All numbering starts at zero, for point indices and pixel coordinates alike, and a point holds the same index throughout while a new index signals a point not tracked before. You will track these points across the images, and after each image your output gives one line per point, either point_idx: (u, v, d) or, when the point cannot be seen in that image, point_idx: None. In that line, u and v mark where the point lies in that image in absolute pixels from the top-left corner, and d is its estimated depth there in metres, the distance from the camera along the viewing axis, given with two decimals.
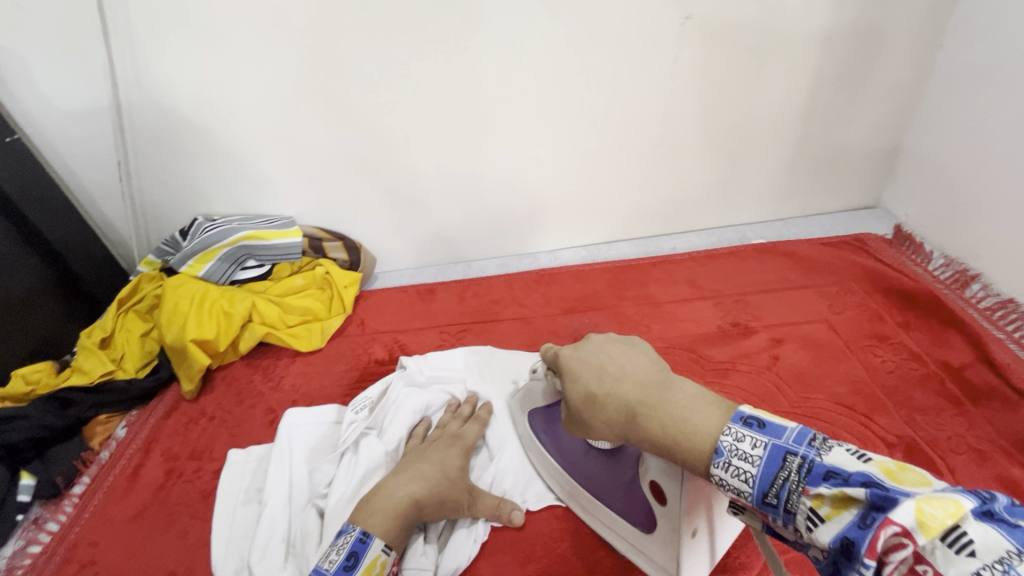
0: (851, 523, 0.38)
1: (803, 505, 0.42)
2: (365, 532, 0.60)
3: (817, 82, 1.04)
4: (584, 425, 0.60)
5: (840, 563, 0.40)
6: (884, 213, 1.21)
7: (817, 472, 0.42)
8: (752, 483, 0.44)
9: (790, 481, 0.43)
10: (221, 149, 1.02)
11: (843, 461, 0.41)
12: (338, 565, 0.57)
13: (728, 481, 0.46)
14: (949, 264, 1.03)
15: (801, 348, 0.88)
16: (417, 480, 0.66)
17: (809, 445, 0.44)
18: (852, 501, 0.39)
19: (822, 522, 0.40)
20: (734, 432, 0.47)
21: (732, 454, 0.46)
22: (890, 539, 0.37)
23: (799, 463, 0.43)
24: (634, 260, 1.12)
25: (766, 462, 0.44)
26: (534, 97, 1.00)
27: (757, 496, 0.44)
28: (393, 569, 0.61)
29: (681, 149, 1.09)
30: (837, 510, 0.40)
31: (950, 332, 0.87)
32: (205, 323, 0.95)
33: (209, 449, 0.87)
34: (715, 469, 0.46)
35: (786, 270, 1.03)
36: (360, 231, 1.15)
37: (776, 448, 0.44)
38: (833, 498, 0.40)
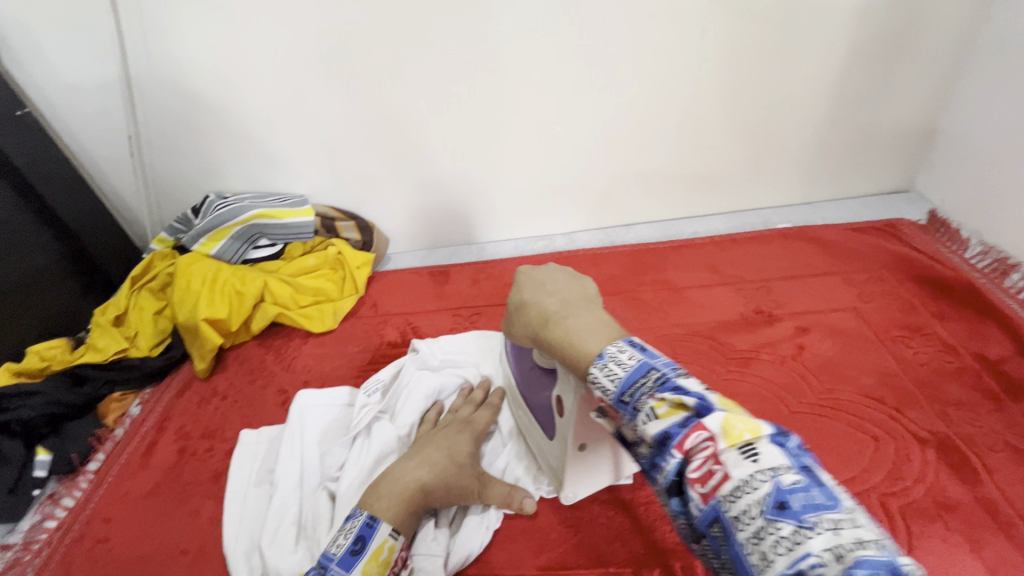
0: (677, 423, 0.37)
1: (646, 406, 0.39)
2: (371, 516, 0.59)
3: (853, 58, 0.98)
4: (514, 333, 0.61)
5: (651, 456, 0.39)
6: (918, 198, 1.15)
7: (668, 383, 0.39)
8: (617, 385, 0.41)
9: (644, 387, 0.40)
10: (233, 126, 1.00)
11: (692, 379, 0.39)
12: (345, 548, 0.55)
13: (598, 379, 0.43)
14: (988, 252, 0.98)
15: (828, 338, 0.84)
16: (425, 467, 0.65)
17: (673, 365, 0.40)
18: (682, 405, 0.37)
19: (654, 418, 0.38)
20: (620, 344, 0.44)
21: (610, 360, 0.43)
22: (701, 441, 0.35)
23: (658, 376, 0.40)
24: (653, 244, 1.09)
25: (632, 369, 0.41)
26: (552, 73, 0.96)
27: (617, 395, 0.41)
28: (402, 554, 0.59)
29: (705, 129, 1.05)
30: (671, 409, 0.37)
31: (988, 324, 0.83)
32: (218, 302, 0.94)
33: (221, 429, 0.87)
34: (592, 369, 0.44)
35: (813, 256, 0.99)
36: (373, 211, 1.13)
37: (645, 361, 0.41)
38: (670, 402, 0.38)
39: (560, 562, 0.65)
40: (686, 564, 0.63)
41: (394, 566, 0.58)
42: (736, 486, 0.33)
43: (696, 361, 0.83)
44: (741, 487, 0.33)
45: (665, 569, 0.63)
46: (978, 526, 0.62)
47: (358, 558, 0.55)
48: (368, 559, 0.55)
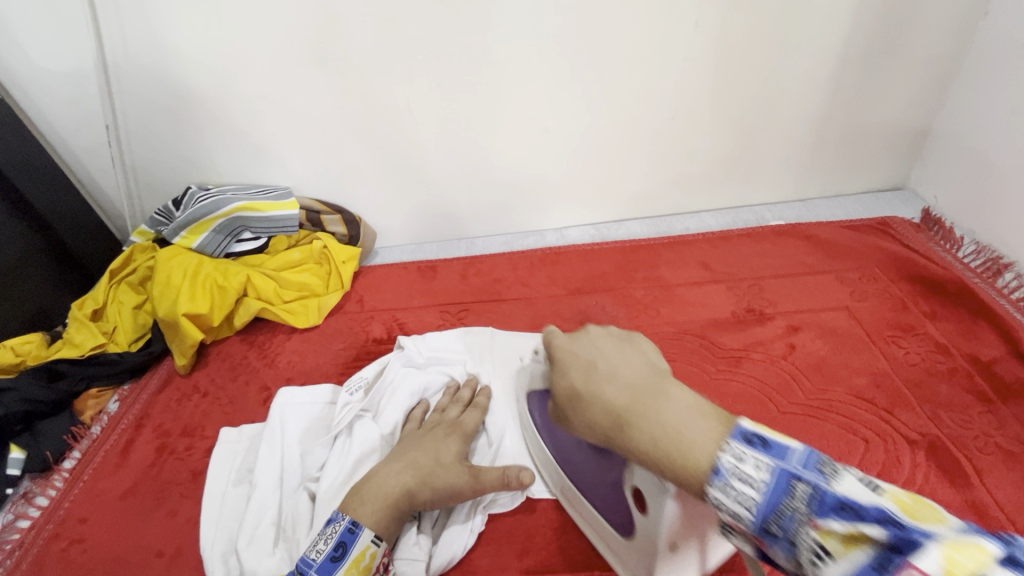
0: (864, 564, 0.30)
1: (808, 539, 0.32)
2: (353, 521, 0.58)
3: (848, 52, 0.96)
4: (574, 428, 0.55)
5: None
6: (912, 196, 1.14)
7: (828, 502, 0.33)
8: (753, 510, 0.36)
9: (797, 511, 0.34)
10: (216, 115, 0.97)
11: (857, 489, 0.32)
12: (325, 555, 0.55)
13: (722, 503, 0.37)
14: (981, 251, 0.97)
15: (820, 337, 0.83)
16: (409, 469, 0.63)
17: (818, 471, 0.35)
18: (858, 533, 0.31)
19: (829, 559, 0.31)
20: (735, 449, 0.38)
21: (733, 475, 0.37)
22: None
23: (806, 492, 0.34)
24: (645, 240, 1.07)
25: (768, 486, 0.35)
26: (544, 65, 0.94)
27: (757, 523, 0.36)
28: (384, 561, 0.58)
29: (699, 123, 1.03)
30: (847, 545, 0.31)
31: (980, 324, 0.82)
32: (199, 297, 0.92)
33: (201, 427, 0.85)
34: (712, 491, 0.37)
35: (806, 254, 0.98)
36: (360, 204, 1.10)
37: (779, 469, 0.35)
38: (841, 533, 0.31)
39: (544, 565, 0.64)
40: None
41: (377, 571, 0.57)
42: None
43: (686, 360, 0.82)
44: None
45: None
46: None
47: (339, 564, 0.55)
48: (349, 566, 0.55)
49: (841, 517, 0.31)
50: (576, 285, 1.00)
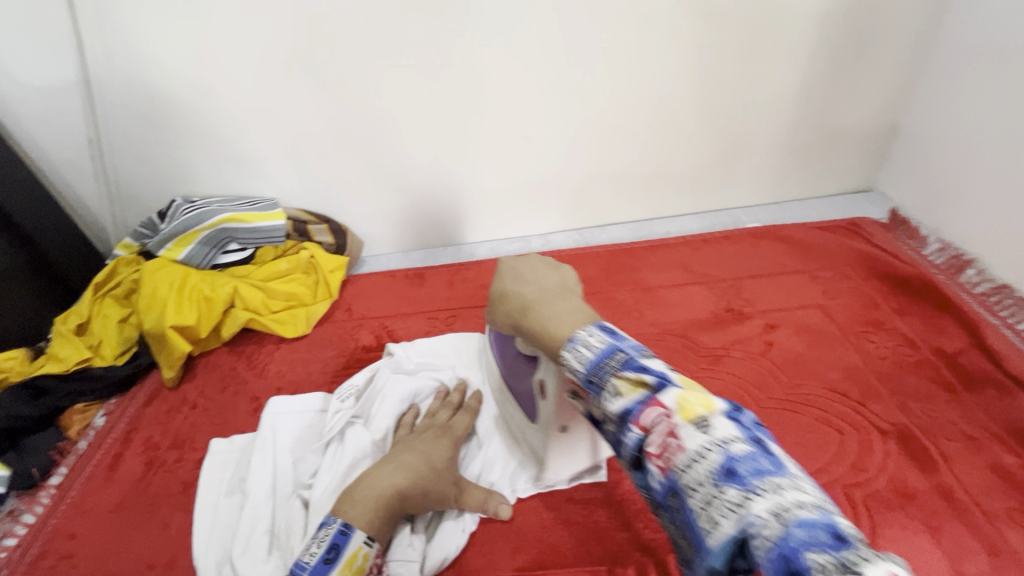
0: (638, 400, 0.41)
1: (612, 386, 0.43)
2: (346, 523, 0.59)
3: (814, 61, 1.01)
4: (496, 321, 0.65)
5: (617, 431, 0.43)
6: (880, 197, 1.19)
7: (633, 364, 0.43)
8: (585, 365, 0.46)
9: (610, 367, 0.44)
10: (200, 128, 0.98)
11: (655, 362, 0.43)
12: (319, 557, 0.56)
13: (569, 361, 0.47)
14: (945, 249, 1.01)
15: (796, 334, 0.86)
16: (402, 472, 0.64)
17: (638, 350, 0.45)
18: (643, 384, 0.42)
19: (619, 397, 0.42)
20: (591, 330, 0.48)
21: (581, 343, 0.47)
22: (657, 415, 0.40)
23: (623, 358, 0.44)
24: (627, 245, 1.10)
25: (601, 351, 0.45)
26: (524, 74, 0.97)
27: (586, 376, 0.45)
28: (377, 561, 0.59)
29: (676, 130, 1.07)
30: (633, 390, 0.42)
31: (945, 318, 0.86)
32: (185, 308, 0.92)
33: (191, 438, 0.85)
34: (565, 352, 0.48)
35: (781, 254, 1.02)
36: (347, 214, 1.12)
37: (613, 344, 0.46)
38: (632, 380, 0.42)
39: (537, 562, 0.65)
40: (661, 560, 0.64)
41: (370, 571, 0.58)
42: (687, 459, 0.37)
43: (670, 361, 0.85)
44: (693, 457, 0.37)
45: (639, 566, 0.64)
46: (937, 512, 0.65)
47: (331, 567, 0.55)
48: (342, 567, 0.56)
49: (761, 498, 0.34)
50: None
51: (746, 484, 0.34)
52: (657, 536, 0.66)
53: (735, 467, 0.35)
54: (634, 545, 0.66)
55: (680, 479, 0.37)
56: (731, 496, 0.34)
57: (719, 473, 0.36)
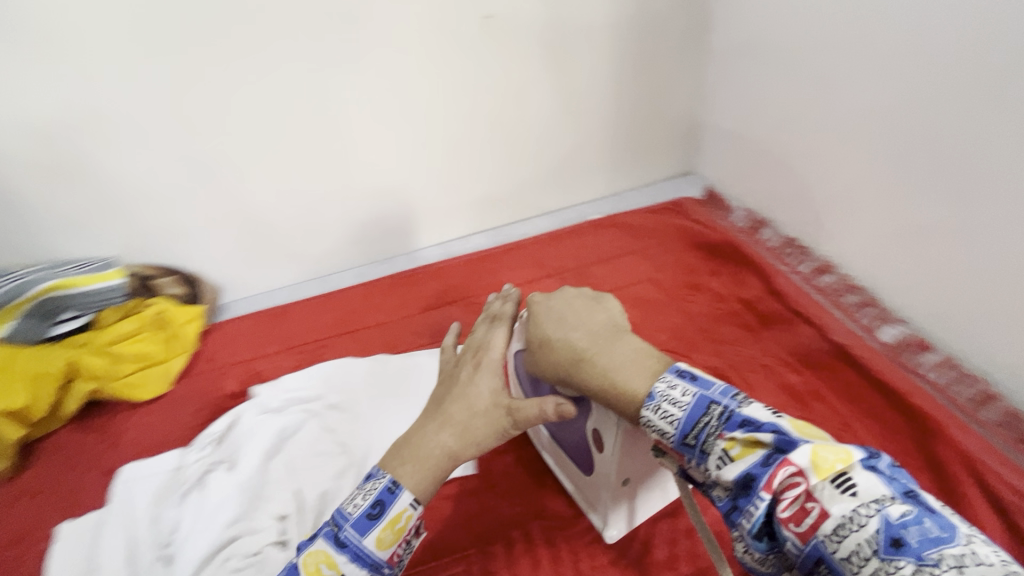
0: (756, 462, 0.44)
1: (718, 446, 0.47)
2: (393, 481, 0.55)
3: (615, 67, 1.15)
4: (535, 364, 0.65)
5: (732, 499, 0.46)
6: (699, 177, 1.36)
7: (734, 420, 0.47)
8: (676, 425, 0.50)
9: (710, 425, 0.48)
10: (5, 192, 0.91)
11: (757, 412, 0.47)
12: (363, 510, 0.53)
13: (652, 419, 0.52)
14: (747, 215, 1.18)
15: (632, 306, 0.98)
16: (454, 429, 0.58)
17: (732, 398, 0.49)
18: (758, 442, 0.45)
19: (731, 461, 0.46)
20: (669, 379, 0.53)
21: (663, 398, 0.52)
22: (788, 476, 0.43)
23: (721, 411, 0.48)
24: (486, 250, 1.17)
25: (692, 406, 0.50)
26: (353, 104, 1.01)
27: (679, 437, 0.50)
28: (417, 523, 0.55)
29: (510, 139, 1.16)
30: (746, 450, 0.45)
31: (747, 272, 1.01)
32: (12, 391, 0.84)
33: (33, 528, 0.78)
34: (646, 411, 0.52)
35: (617, 239, 1.14)
36: (197, 261, 1.08)
37: (702, 395, 0.50)
38: (743, 441, 0.46)
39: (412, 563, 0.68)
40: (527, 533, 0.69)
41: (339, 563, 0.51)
42: (837, 526, 0.40)
43: None
44: (844, 525, 0.39)
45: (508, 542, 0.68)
46: None
47: (375, 522, 0.52)
48: (383, 526, 0.52)
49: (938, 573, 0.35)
50: (427, 303, 1.06)
51: (919, 555, 0.37)
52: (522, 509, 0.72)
53: (903, 536, 0.37)
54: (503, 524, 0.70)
55: (832, 550, 0.40)
56: (909, 570, 0.36)
57: (886, 546, 0.37)
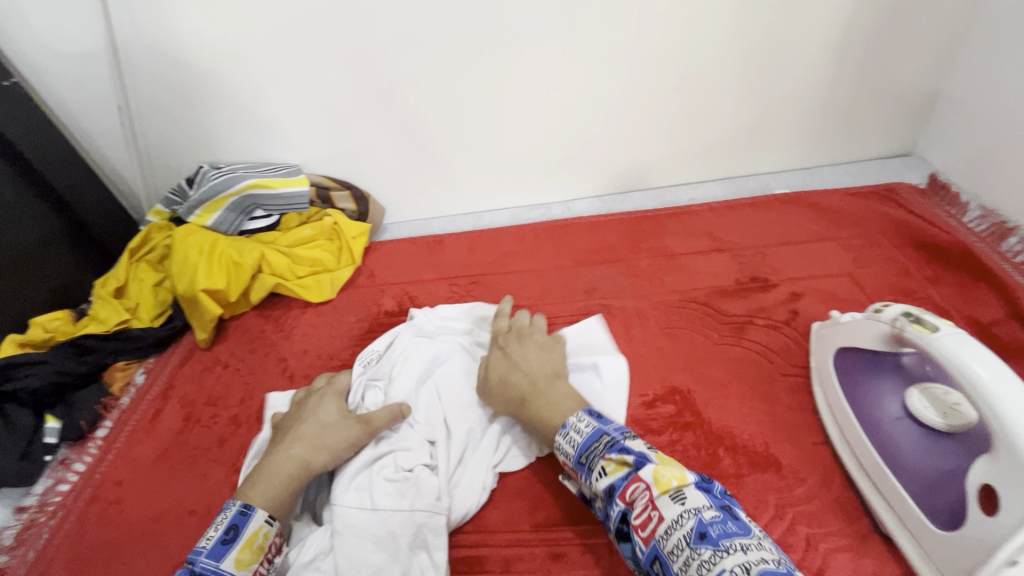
0: (621, 476, 0.52)
1: (600, 464, 0.54)
2: (245, 505, 0.60)
3: (856, 17, 0.95)
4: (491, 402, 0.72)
5: (604, 506, 0.53)
6: (919, 161, 1.13)
7: (618, 446, 0.54)
8: (576, 449, 0.58)
9: (597, 449, 0.55)
10: (222, 93, 0.98)
11: (637, 443, 0.54)
12: (215, 539, 0.57)
13: (563, 445, 0.59)
14: (986, 216, 0.97)
15: (821, 302, 0.85)
16: (309, 443, 0.67)
17: (624, 431, 0.57)
18: (626, 462, 0.52)
19: (606, 475, 0.53)
20: (583, 418, 0.60)
21: (573, 429, 0.60)
22: (638, 488, 0.50)
23: (606, 440, 0.56)
24: (649, 211, 1.08)
25: (589, 434, 0.57)
26: (543, 36, 0.93)
27: (577, 458, 0.57)
28: (278, 540, 0.61)
29: (705, 91, 1.02)
30: (618, 465, 0.52)
31: (982, 288, 0.84)
32: (216, 272, 0.95)
33: (224, 396, 0.89)
34: (558, 437, 0.60)
35: (810, 221, 0.99)
36: (368, 180, 1.12)
37: (599, 427, 0.58)
38: (616, 459, 0.53)
39: (553, 519, 0.67)
40: None
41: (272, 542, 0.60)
42: (667, 526, 0.46)
43: (692, 329, 0.84)
44: (671, 525, 0.46)
45: None
46: None
47: (229, 546, 0.56)
48: (241, 546, 0.57)
49: (731, 555, 0.42)
50: (582, 257, 1.02)
51: (717, 543, 0.43)
52: None
53: (707, 530, 0.44)
54: None
55: (663, 546, 0.45)
56: (706, 554, 0.43)
57: (694, 537, 0.44)
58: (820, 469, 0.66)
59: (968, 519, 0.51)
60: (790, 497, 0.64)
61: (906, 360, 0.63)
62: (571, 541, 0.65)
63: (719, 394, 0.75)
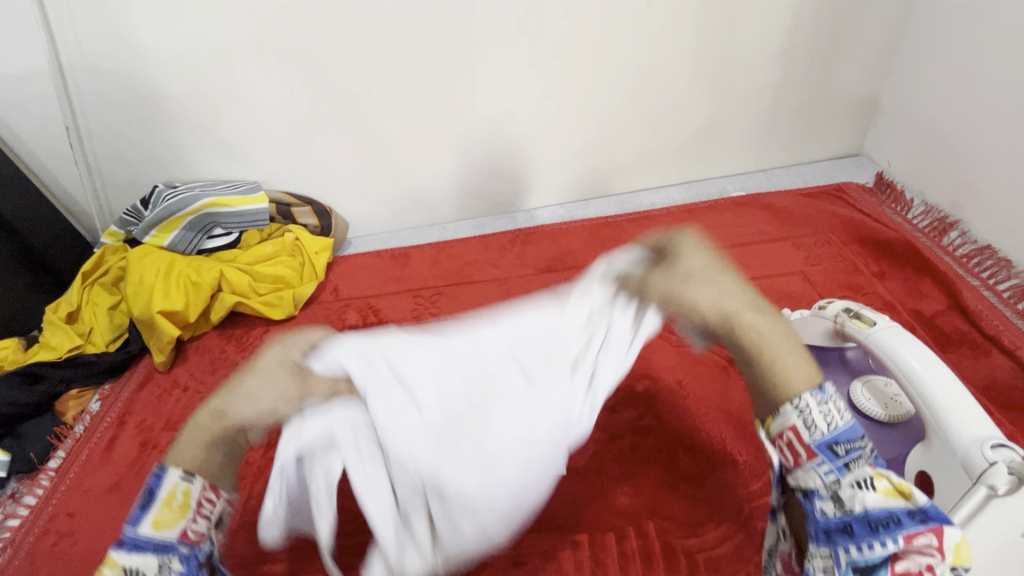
0: (902, 509, 0.43)
1: (863, 473, 0.45)
2: (161, 466, 0.50)
3: (797, 26, 0.99)
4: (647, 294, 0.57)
5: (846, 531, 0.44)
6: (867, 161, 1.17)
7: (869, 462, 0.46)
8: (828, 432, 0.46)
9: (863, 454, 0.46)
10: (176, 112, 0.97)
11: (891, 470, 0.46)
12: (133, 505, 0.48)
13: (807, 414, 0.47)
14: (929, 212, 1.00)
15: (776, 301, 0.87)
16: (252, 397, 0.53)
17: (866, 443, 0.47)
18: (910, 495, 0.44)
19: (875, 492, 0.44)
20: (828, 389, 0.48)
21: (819, 405, 0.47)
22: (923, 544, 0.42)
23: (871, 447, 0.47)
24: (611, 217, 1.10)
25: (845, 428, 0.46)
26: (498, 49, 0.95)
27: (826, 440, 0.46)
28: (209, 496, 0.51)
29: (658, 99, 1.05)
30: (893, 493, 0.44)
31: (925, 281, 0.87)
32: (173, 294, 0.93)
33: (183, 419, 0.87)
34: (796, 404, 0.48)
35: (764, 222, 1.02)
36: (331, 196, 1.12)
37: (855, 424, 0.47)
38: (894, 484, 0.45)
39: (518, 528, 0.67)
40: (641, 530, 0.65)
41: (200, 508, 0.50)
42: None
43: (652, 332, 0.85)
44: None
45: (618, 531, 0.65)
46: None
47: (147, 510, 0.48)
48: (159, 509, 0.48)
49: None
50: (545, 265, 1.03)
51: None
52: (636, 501, 0.67)
53: None
54: (613, 511, 0.67)
55: None
56: None
57: None
58: None
59: None
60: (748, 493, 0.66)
61: (850, 354, 0.65)
62: (536, 550, 0.65)
63: (679, 394, 0.77)
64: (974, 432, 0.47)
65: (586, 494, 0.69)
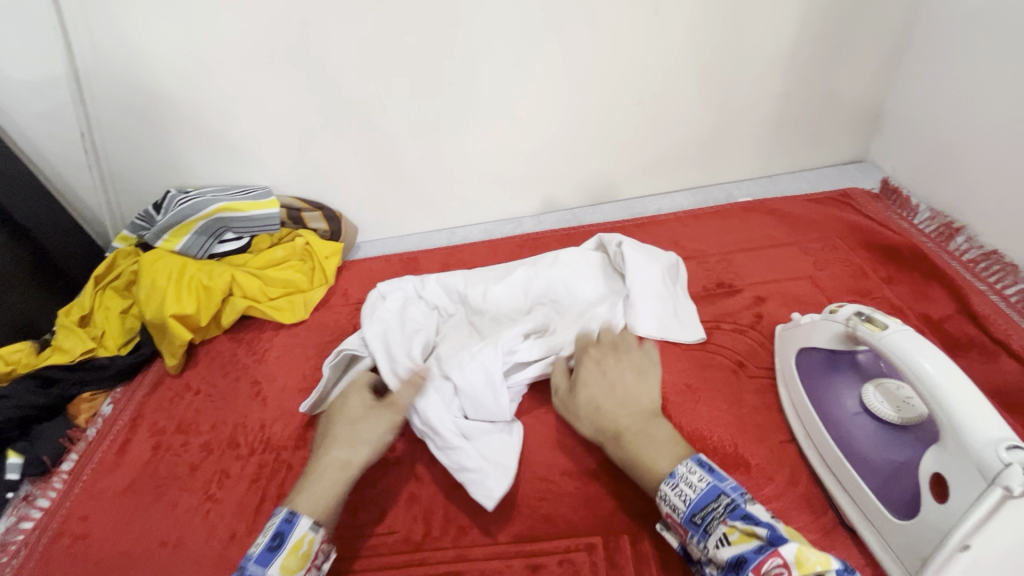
0: (750, 548, 0.46)
1: (718, 530, 0.49)
2: (291, 512, 0.58)
3: (803, 36, 1.00)
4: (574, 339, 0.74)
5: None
6: (872, 167, 1.19)
7: (737, 511, 0.49)
8: (687, 504, 0.53)
9: (716, 511, 0.50)
10: (189, 118, 0.99)
11: (758, 509, 0.49)
12: (263, 546, 0.56)
13: (671, 496, 0.54)
14: (935, 217, 1.01)
15: (785, 305, 0.88)
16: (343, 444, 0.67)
17: (739, 492, 0.52)
18: (754, 534, 0.47)
19: (727, 543, 0.48)
20: (691, 466, 0.55)
21: (681, 479, 0.54)
22: (774, 567, 0.44)
23: (727, 503, 0.50)
24: (619, 222, 1.11)
25: (703, 491, 0.52)
26: (509, 58, 0.96)
27: (687, 514, 0.52)
28: (324, 545, 0.59)
29: (666, 106, 1.06)
30: (742, 537, 0.47)
31: (933, 286, 0.88)
32: (185, 298, 0.93)
33: (195, 422, 0.87)
34: (665, 485, 0.55)
35: (772, 227, 1.03)
36: (341, 201, 1.13)
37: (714, 485, 0.52)
38: (740, 528, 0.48)
39: (531, 531, 0.67)
40: (653, 532, 0.65)
41: (316, 557, 0.58)
42: None
43: None
44: None
45: (631, 533, 0.66)
46: None
47: (276, 553, 0.55)
48: (287, 553, 0.55)
49: None
50: None
51: None
52: (648, 503, 0.68)
53: None
54: (625, 513, 0.67)
55: None
56: None
57: None
58: (787, 467, 0.68)
59: (923, 508, 0.53)
60: (760, 496, 0.66)
61: (861, 357, 0.66)
62: (549, 552, 0.65)
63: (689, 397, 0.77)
64: (988, 434, 0.48)
65: (598, 496, 0.69)
